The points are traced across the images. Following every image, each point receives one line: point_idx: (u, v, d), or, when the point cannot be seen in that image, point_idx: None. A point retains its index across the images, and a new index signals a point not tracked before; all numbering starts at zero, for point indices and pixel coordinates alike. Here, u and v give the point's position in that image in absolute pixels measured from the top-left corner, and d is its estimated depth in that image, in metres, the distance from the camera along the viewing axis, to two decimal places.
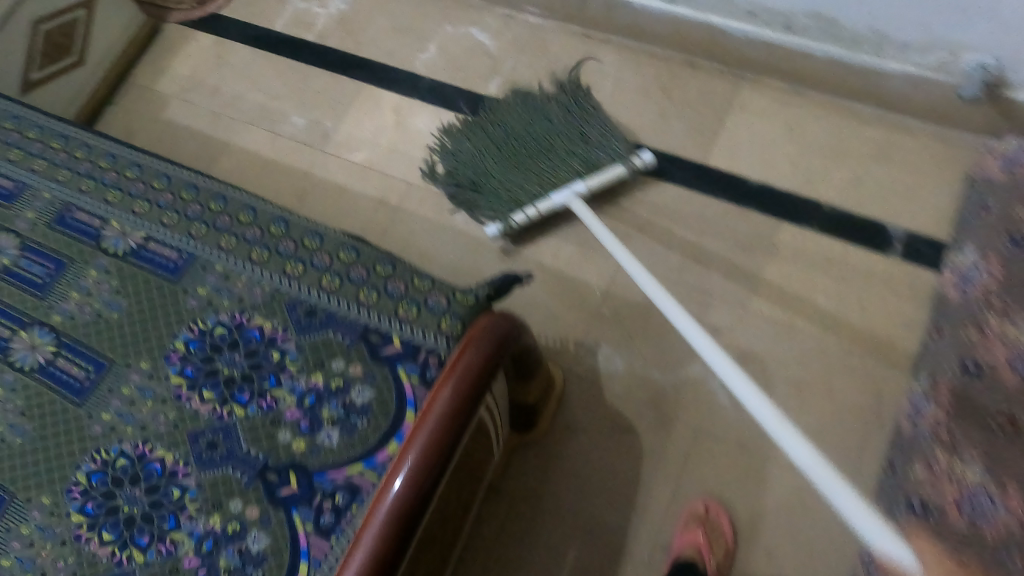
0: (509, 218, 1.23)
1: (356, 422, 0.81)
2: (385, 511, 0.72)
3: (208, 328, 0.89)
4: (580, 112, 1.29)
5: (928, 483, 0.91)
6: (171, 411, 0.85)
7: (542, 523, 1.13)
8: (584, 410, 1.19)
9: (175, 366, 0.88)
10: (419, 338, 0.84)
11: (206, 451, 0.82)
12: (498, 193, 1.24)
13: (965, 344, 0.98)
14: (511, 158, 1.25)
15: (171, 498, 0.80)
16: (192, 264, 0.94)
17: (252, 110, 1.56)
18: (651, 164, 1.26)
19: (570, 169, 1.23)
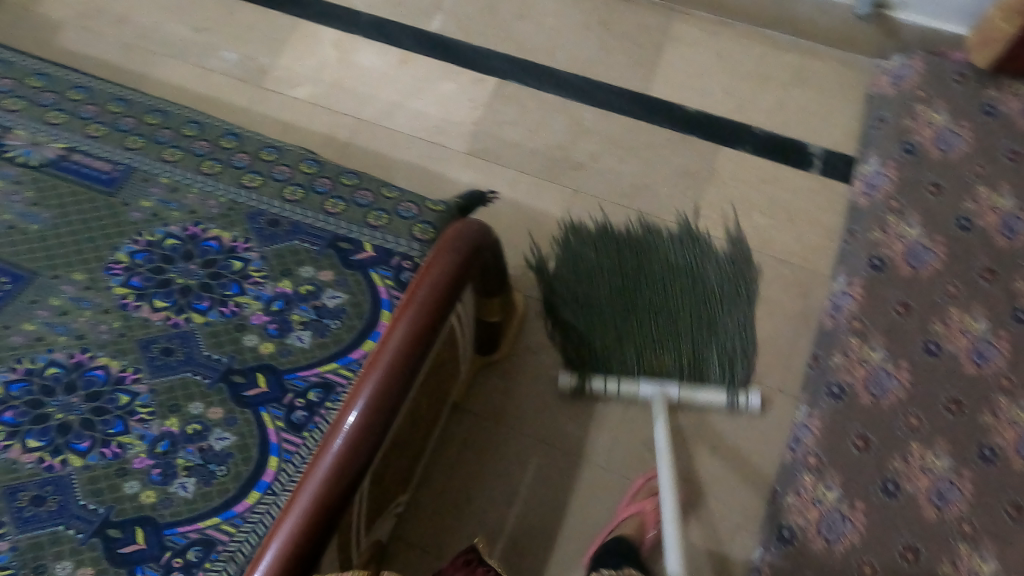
0: (588, 378, 1.15)
1: (328, 324, 0.82)
2: (369, 393, 0.76)
3: (155, 240, 0.87)
4: (711, 295, 1.19)
5: (845, 367, 1.10)
6: (114, 320, 0.82)
7: (511, 443, 1.15)
8: (544, 334, 1.22)
9: (118, 277, 0.84)
10: (393, 243, 0.87)
11: (159, 357, 0.80)
12: (587, 353, 1.16)
13: (872, 243, 1.17)
14: (614, 322, 1.17)
15: (117, 404, 0.77)
16: (131, 176, 0.91)
17: (171, 41, 1.45)
18: (754, 411, 1.14)
19: (674, 355, 1.15)
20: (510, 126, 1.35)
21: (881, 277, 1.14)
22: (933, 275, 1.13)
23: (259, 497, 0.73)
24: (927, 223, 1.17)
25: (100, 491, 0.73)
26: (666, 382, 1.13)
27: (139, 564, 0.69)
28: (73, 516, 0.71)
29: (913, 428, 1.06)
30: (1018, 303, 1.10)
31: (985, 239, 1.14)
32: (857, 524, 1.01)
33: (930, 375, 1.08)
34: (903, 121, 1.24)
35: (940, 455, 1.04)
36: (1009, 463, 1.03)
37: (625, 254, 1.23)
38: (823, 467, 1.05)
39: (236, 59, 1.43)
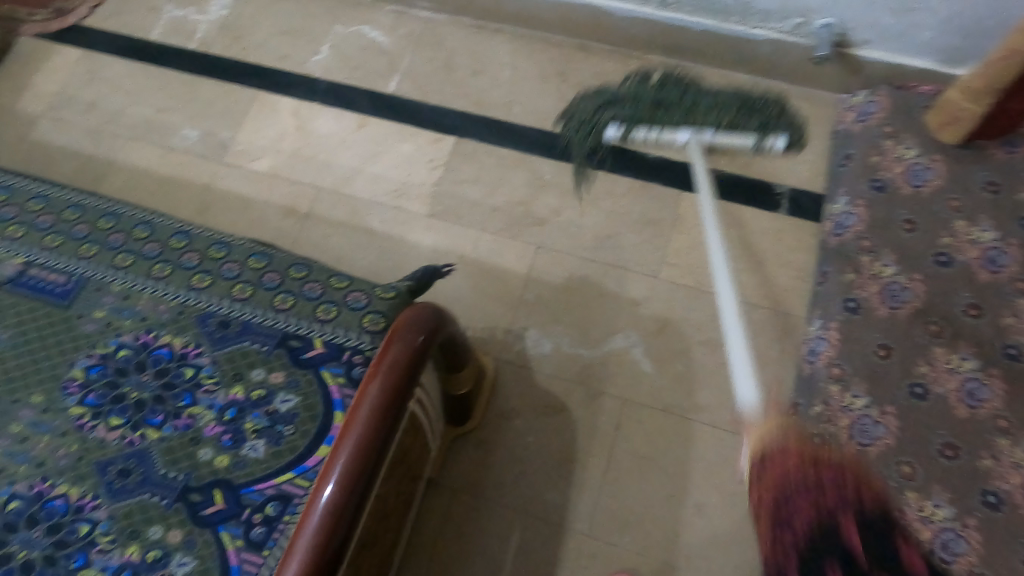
0: (631, 130, 1.27)
1: (282, 430, 0.79)
2: (320, 513, 0.71)
3: (109, 351, 0.85)
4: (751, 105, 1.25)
5: (826, 417, 1.06)
6: (72, 443, 0.81)
7: (492, 517, 1.10)
8: (517, 398, 1.18)
9: (74, 396, 0.83)
10: (344, 338, 0.83)
11: (117, 480, 0.78)
12: (638, 105, 1.26)
13: (846, 285, 1.14)
14: (671, 97, 1.26)
15: (78, 535, 0.75)
16: (84, 286, 0.90)
17: (135, 123, 1.47)
18: (779, 151, 1.26)
19: (717, 117, 1.24)
20: (470, 185, 1.33)
21: (857, 320, 1.10)
22: (912, 315, 1.09)
23: None
24: (903, 260, 1.13)
25: None
26: (703, 129, 1.25)
27: None
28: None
29: (907, 476, 1.00)
30: (1008, 338, 1.06)
31: (967, 274, 1.10)
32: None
33: (919, 418, 1.03)
34: (869, 158, 1.22)
35: (940, 504, 0.98)
36: (1017, 508, 0.96)
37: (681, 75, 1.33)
38: None
39: (197, 136, 1.44)
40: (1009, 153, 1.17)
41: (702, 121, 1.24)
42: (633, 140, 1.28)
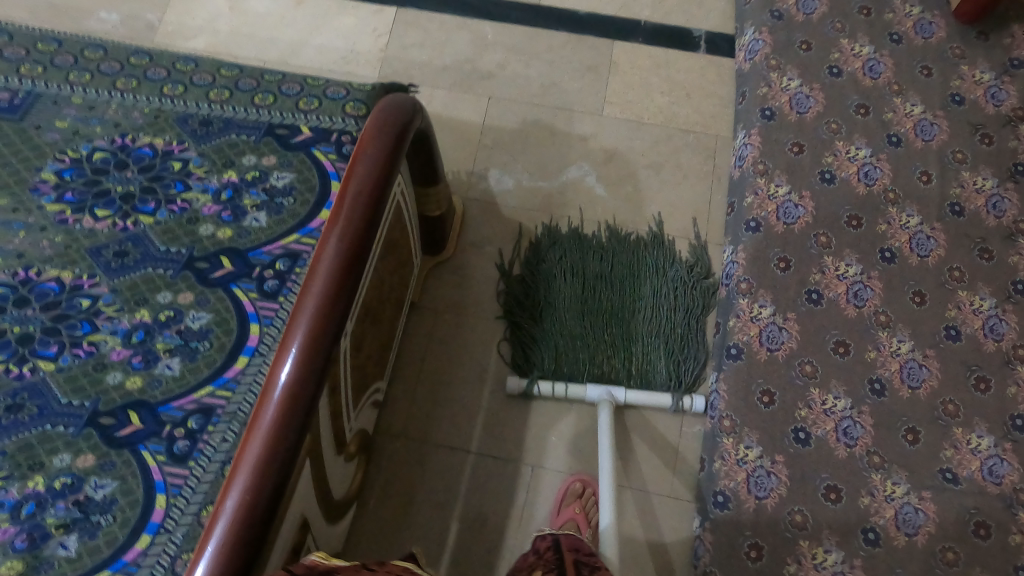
0: (533, 381, 1.12)
1: (281, 202, 0.85)
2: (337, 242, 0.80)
3: (83, 155, 0.91)
4: (682, 300, 1.20)
5: (757, 205, 1.20)
6: (56, 236, 0.85)
7: (479, 331, 1.19)
8: (484, 228, 1.26)
9: (49, 196, 0.88)
10: (332, 123, 0.91)
11: (113, 261, 0.84)
12: (550, 351, 1.15)
13: (761, 98, 1.28)
14: (591, 333, 1.17)
15: (79, 308, 0.81)
16: (37, 100, 0.96)
17: (56, 10, 1.46)
18: (697, 413, 1.15)
19: (625, 372, 1.15)
20: (417, 49, 1.42)
21: (774, 124, 1.25)
22: (816, 117, 1.27)
23: (247, 362, 0.77)
24: (804, 74, 1.30)
25: (80, 388, 0.76)
26: (613, 386, 1.12)
27: (140, 442, 0.72)
28: (57, 414, 0.74)
29: (825, 245, 1.18)
30: (890, 130, 1.26)
31: (853, 80, 1.30)
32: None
33: (829, 199, 1.21)
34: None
35: (851, 264, 1.17)
36: (906, 259, 1.18)
37: (591, 267, 1.22)
38: (754, 290, 1.14)
39: (118, 19, 1.45)
40: None
41: (611, 377, 1.14)
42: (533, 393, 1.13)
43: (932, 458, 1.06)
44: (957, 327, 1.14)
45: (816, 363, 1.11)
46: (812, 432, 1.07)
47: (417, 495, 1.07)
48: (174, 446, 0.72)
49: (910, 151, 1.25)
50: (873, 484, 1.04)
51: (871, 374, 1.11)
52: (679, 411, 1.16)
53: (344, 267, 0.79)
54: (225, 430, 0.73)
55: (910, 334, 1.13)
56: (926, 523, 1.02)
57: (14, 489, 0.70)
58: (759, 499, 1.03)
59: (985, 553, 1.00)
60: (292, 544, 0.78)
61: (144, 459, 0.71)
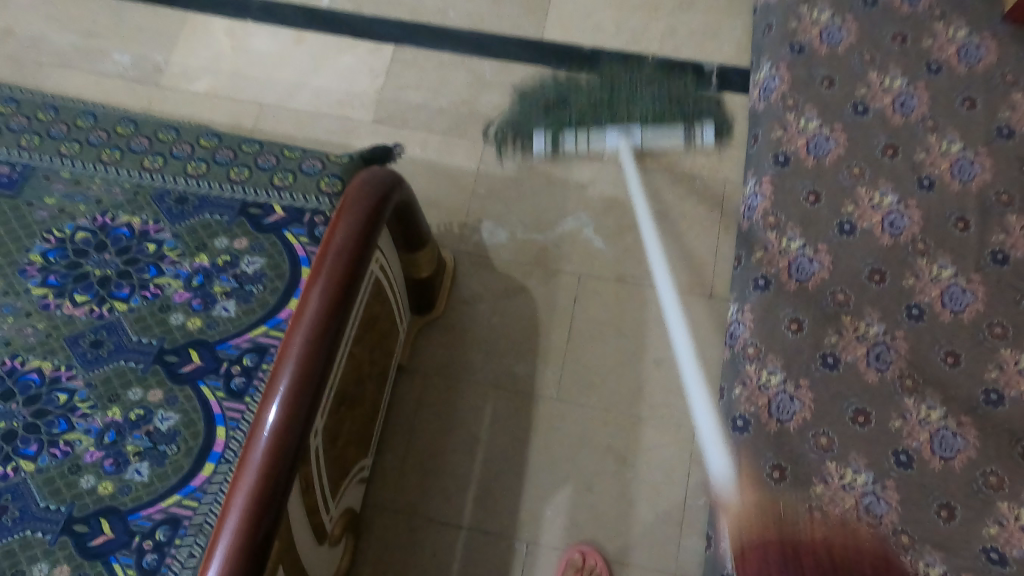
0: (559, 140, 1.26)
1: (250, 289, 0.82)
2: (302, 342, 0.76)
3: (67, 236, 0.89)
4: (681, 91, 1.30)
5: (766, 261, 1.11)
6: (40, 322, 0.84)
7: (470, 394, 1.14)
8: (478, 283, 1.21)
9: (34, 279, 0.86)
10: (305, 203, 0.87)
11: (89, 351, 0.82)
12: (566, 114, 1.27)
13: (775, 142, 1.18)
14: (602, 99, 1.28)
15: (57, 403, 0.79)
16: (31, 175, 0.93)
17: (65, 52, 1.47)
18: (709, 146, 1.29)
19: (641, 112, 1.26)
20: (414, 91, 1.37)
21: (787, 171, 1.15)
22: (836, 161, 1.16)
23: (214, 468, 0.75)
24: (824, 112, 1.19)
25: (57, 491, 0.75)
26: (629, 129, 1.26)
27: (110, 553, 0.71)
28: (36, 519, 0.73)
29: (842, 302, 1.08)
30: (921, 172, 1.15)
31: (881, 118, 1.19)
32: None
33: (849, 251, 1.11)
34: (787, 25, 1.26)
35: (872, 323, 1.07)
36: (937, 315, 1.07)
37: (608, 74, 1.32)
38: (763, 354, 1.05)
39: (127, 60, 1.46)
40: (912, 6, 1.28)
41: (629, 119, 1.26)
42: (561, 151, 1.27)
43: (971, 536, 0.95)
44: (999, 391, 1.02)
45: (833, 435, 1.00)
46: (828, 509, 0.96)
47: (408, 573, 1.03)
48: (142, 560, 0.70)
49: (945, 195, 1.13)
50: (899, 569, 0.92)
51: (896, 445, 1.00)
52: (694, 147, 1.30)
53: (310, 367, 0.75)
54: (191, 544, 0.71)
55: (942, 400, 1.02)
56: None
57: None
58: None
59: None
60: None
61: (115, 574, 0.70)
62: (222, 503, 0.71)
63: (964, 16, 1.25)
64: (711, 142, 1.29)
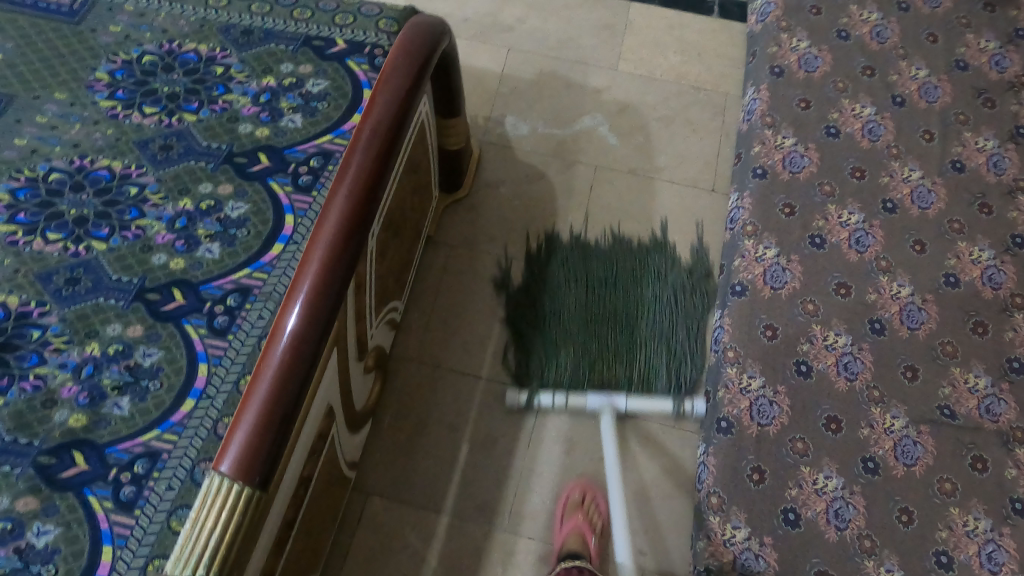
0: (535, 394, 1.10)
1: (316, 106, 0.89)
2: (370, 138, 0.84)
3: (133, 58, 0.94)
4: (686, 310, 1.18)
5: (764, 153, 1.23)
6: (107, 129, 0.88)
7: (490, 262, 1.22)
8: (498, 170, 1.30)
9: (102, 93, 0.91)
10: (364, 38, 0.96)
11: (159, 154, 0.86)
12: (545, 360, 1.13)
13: (771, 57, 1.32)
14: (592, 345, 1.15)
15: (127, 195, 0.83)
16: (94, 7, 0.99)
17: None
18: (699, 418, 1.11)
19: (626, 374, 1.13)
20: (442, 2, 1.47)
21: (782, 80, 1.29)
22: (824, 76, 1.30)
23: (282, 248, 0.81)
24: (813, 37, 1.34)
25: (128, 266, 0.79)
26: (614, 393, 1.10)
27: (182, 316, 0.76)
28: (108, 288, 0.78)
29: (828, 193, 1.20)
30: (894, 91, 1.29)
31: (861, 44, 1.34)
32: (769, 560, 0.93)
33: (834, 151, 1.23)
34: None
35: (853, 212, 1.18)
36: (907, 210, 1.18)
37: (595, 274, 1.21)
38: (759, 232, 1.16)
39: None
40: None
41: (613, 380, 1.13)
42: (535, 406, 1.11)
43: (930, 397, 1.04)
44: (956, 275, 1.13)
45: (818, 302, 1.11)
46: (813, 364, 1.06)
47: (429, 417, 1.10)
48: (213, 321, 0.76)
49: (913, 111, 1.27)
50: (871, 416, 1.02)
51: (871, 314, 1.10)
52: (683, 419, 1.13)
53: (375, 161, 0.83)
54: (261, 308, 0.77)
55: (911, 280, 1.13)
56: (924, 457, 1.00)
57: (74, 353, 0.74)
58: (761, 426, 1.01)
59: (981, 486, 0.98)
60: (318, 430, 0.81)
61: (187, 332, 0.75)
62: (292, 275, 0.77)
63: None
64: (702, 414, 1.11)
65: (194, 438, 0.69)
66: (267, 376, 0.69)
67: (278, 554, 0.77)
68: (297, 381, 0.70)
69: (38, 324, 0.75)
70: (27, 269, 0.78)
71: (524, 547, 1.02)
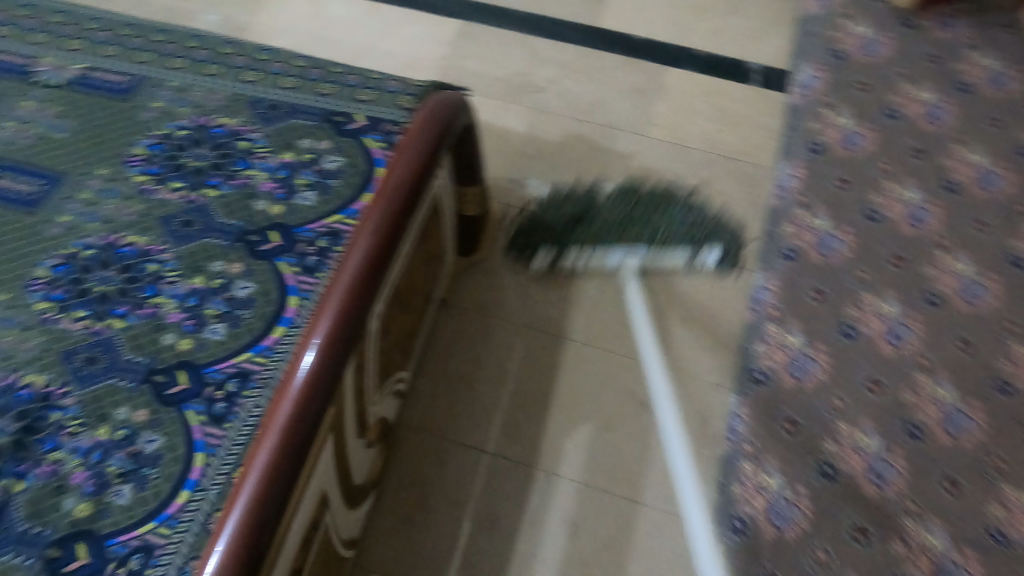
0: (561, 254, 1.18)
1: (330, 183, 0.90)
2: (377, 220, 0.84)
3: (168, 132, 0.97)
4: (697, 226, 1.16)
5: (794, 234, 1.18)
6: (137, 204, 0.91)
7: (502, 328, 1.19)
8: (518, 235, 1.27)
9: (137, 167, 0.94)
10: (383, 114, 0.96)
11: (180, 229, 0.88)
12: (567, 237, 1.17)
13: (809, 132, 1.29)
14: (617, 212, 1.18)
15: (146, 272, 0.86)
16: (143, 83, 1.03)
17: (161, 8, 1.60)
18: (713, 267, 1.17)
19: (646, 233, 1.14)
20: (477, 61, 1.48)
21: (820, 157, 1.25)
22: (867, 155, 1.24)
23: (284, 331, 0.81)
24: (859, 114, 1.30)
25: (141, 346, 0.81)
26: (636, 246, 1.13)
27: (184, 401, 0.77)
28: (122, 369, 0.79)
29: (863, 280, 1.12)
30: (946, 175, 1.21)
31: (911, 123, 1.28)
32: None
33: (873, 236, 1.16)
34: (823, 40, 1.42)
35: (890, 302, 1.10)
36: (954, 304, 1.09)
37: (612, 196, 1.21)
38: (784, 317, 1.10)
39: (218, 19, 1.58)
40: (946, 32, 1.40)
41: (632, 238, 1.13)
42: (562, 265, 1.19)
43: (976, 515, 0.93)
44: (1014, 383, 1.02)
45: (847, 399, 1.02)
46: (838, 465, 0.97)
47: (431, 492, 1.07)
48: (213, 408, 0.76)
49: (966, 196, 1.19)
50: (906, 530, 0.92)
51: (906, 416, 1.00)
52: (696, 270, 1.18)
53: (382, 244, 0.83)
54: (258, 394, 0.77)
55: (953, 381, 1.02)
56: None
57: (86, 438, 0.75)
58: (777, 529, 0.93)
59: None
60: (310, 519, 0.80)
61: (187, 419, 0.76)
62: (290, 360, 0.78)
63: (991, 50, 1.37)
64: (716, 262, 1.17)
65: (188, 532, 0.69)
66: (253, 477, 0.69)
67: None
68: (285, 478, 0.70)
69: (57, 406, 0.77)
70: (54, 347, 0.80)
71: None
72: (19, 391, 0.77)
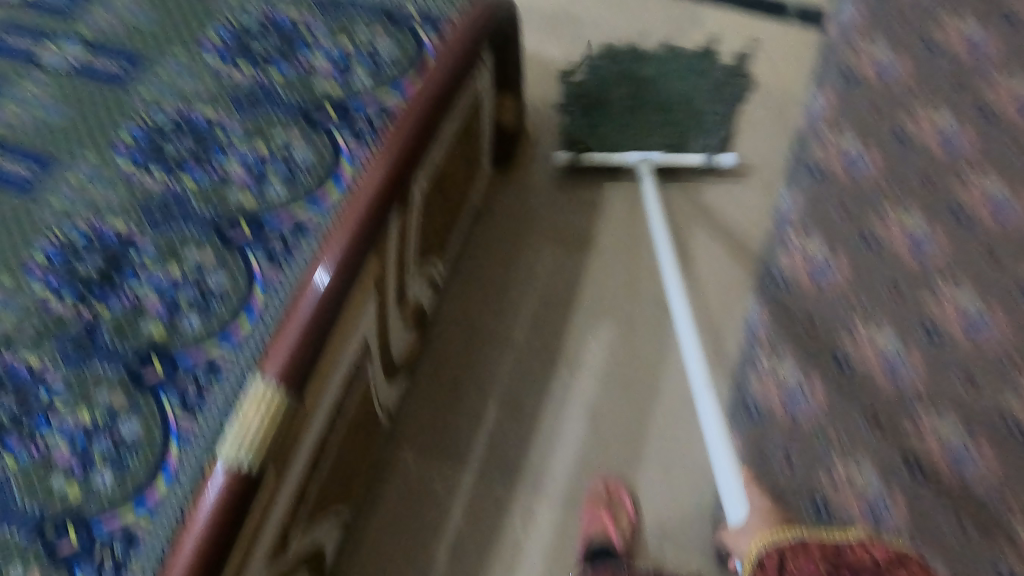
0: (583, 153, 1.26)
1: (382, 67, 0.98)
2: (422, 102, 0.93)
3: (240, 23, 1.06)
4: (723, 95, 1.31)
5: (821, 151, 1.13)
6: (209, 82, 1.00)
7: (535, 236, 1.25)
8: (553, 152, 1.34)
9: (210, 51, 1.03)
10: (432, 9, 1.03)
11: (245, 103, 0.97)
12: (592, 125, 1.27)
13: (843, 59, 1.23)
14: (637, 101, 1.28)
15: (215, 138, 0.94)
16: None
17: None
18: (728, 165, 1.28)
19: (660, 140, 1.25)
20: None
21: (853, 85, 1.19)
22: (901, 83, 1.19)
23: (337, 191, 0.88)
24: (894, 44, 1.23)
25: (208, 198, 0.90)
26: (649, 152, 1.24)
27: (246, 245, 0.86)
28: (194, 220, 0.88)
29: (887, 193, 1.08)
30: (981, 98, 1.16)
31: (952, 56, 1.21)
32: None
33: (902, 156, 1.11)
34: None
35: (912, 211, 1.06)
36: (985, 219, 1.05)
37: (643, 70, 1.33)
38: (807, 226, 1.07)
39: None
40: None
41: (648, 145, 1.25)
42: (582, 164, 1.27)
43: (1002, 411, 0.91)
44: None
45: (867, 300, 1.01)
46: (853, 359, 0.98)
47: (462, 378, 1.13)
48: (271, 251, 0.85)
49: (1004, 121, 1.13)
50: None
51: (922, 317, 0.98)
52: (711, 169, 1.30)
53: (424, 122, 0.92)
54: (312, 241, 0.85)
55: (974, 289, 1.00)
56: (984, 471, 0.88)
57: (161, 273, 0.85)
58: (792, 416, 0.95)
59: None
60: (354, 364, 0.88)
61: (249, 259, 0.85)
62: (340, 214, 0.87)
63: None
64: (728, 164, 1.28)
65: (248, 353, 0.78)
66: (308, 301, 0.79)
67: (312, 472, 0.84)
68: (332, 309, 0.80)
69: (138, 247, 0.86)
70: (135, 199, 0.90)
71: (544, 511, 1.03)
72: (107, 234, 0.87)
